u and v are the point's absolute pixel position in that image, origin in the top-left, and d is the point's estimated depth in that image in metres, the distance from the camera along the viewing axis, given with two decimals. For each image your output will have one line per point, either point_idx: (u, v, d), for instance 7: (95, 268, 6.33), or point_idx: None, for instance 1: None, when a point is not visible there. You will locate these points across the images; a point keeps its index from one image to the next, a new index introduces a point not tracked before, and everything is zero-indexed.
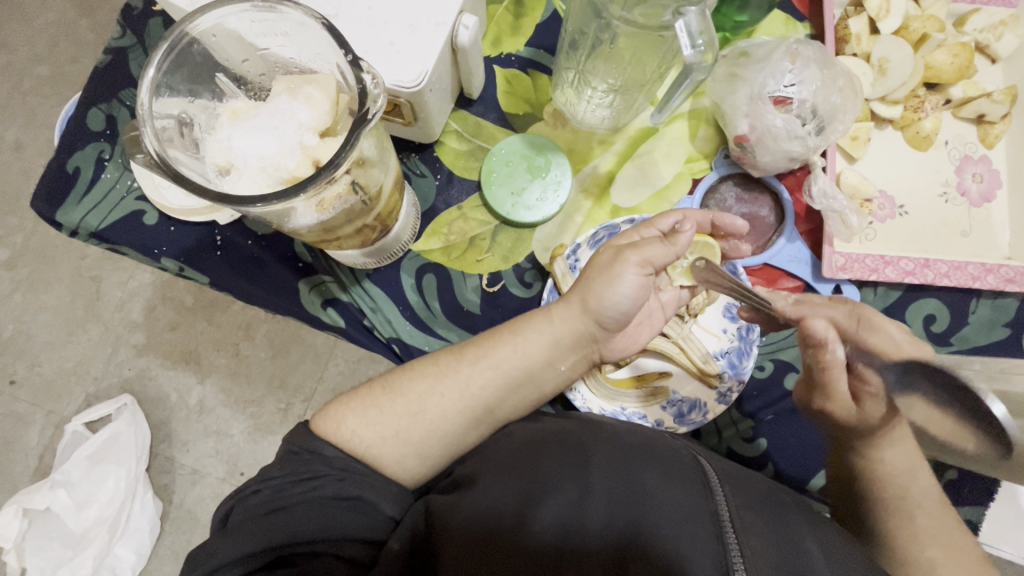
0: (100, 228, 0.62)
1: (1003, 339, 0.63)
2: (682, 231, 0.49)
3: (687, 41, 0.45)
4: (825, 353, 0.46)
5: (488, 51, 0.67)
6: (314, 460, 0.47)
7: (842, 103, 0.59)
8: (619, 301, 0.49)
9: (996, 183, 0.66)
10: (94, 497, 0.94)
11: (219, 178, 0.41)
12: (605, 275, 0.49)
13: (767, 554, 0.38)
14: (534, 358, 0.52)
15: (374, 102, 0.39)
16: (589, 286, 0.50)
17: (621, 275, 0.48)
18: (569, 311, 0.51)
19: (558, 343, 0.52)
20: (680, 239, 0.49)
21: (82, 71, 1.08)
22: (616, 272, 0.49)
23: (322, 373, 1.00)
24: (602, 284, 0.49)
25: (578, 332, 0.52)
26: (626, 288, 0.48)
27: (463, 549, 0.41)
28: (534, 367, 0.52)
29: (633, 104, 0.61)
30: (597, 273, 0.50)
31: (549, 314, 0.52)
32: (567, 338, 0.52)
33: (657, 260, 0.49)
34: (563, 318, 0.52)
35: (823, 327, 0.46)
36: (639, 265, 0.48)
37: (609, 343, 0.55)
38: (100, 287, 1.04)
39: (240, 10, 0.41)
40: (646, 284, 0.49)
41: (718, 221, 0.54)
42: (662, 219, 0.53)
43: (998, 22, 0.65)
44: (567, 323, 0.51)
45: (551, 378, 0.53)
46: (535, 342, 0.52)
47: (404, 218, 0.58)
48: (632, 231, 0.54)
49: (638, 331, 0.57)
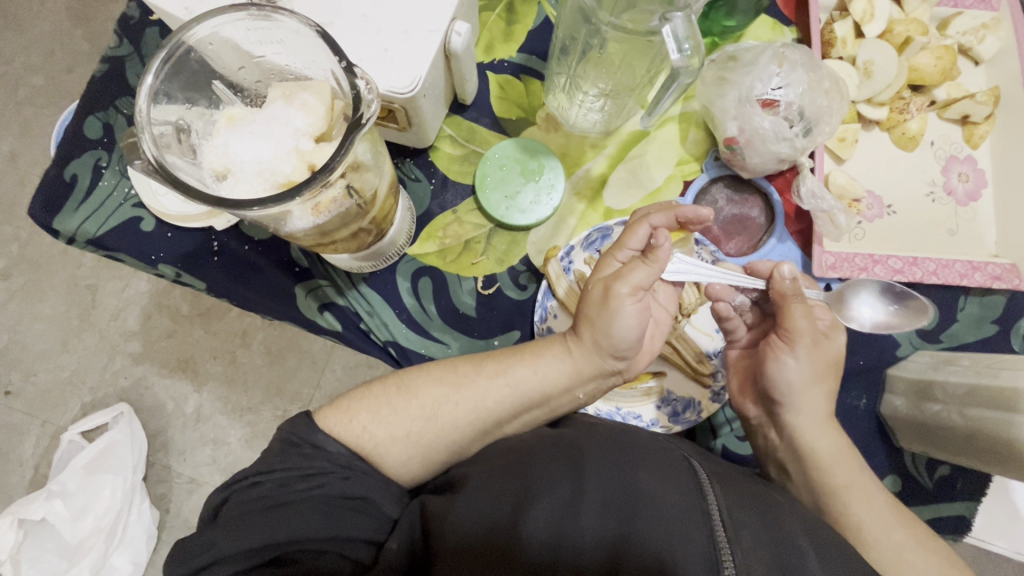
0: (98, 235, 0.62)
1: (993, 335, 0.64)
2: (660, 246, 0.48)
3: (674, 45, 0.46)
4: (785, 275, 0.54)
5: (481, 57, 0.68)
6: (317, 455, 0.47)
7: (828, 105, 0.60)
8: (626, 332, 0.49)
9: (982, 183, 0.67)
10: (90, 506, 0.94)
11: (217, 183, 0.42)
12: (604, 314, 0.49)
13: (758, 553, 0.39)
14: (553, 383, 0.52)
15: (369, 108, 0.40)
16: (594, 324, 0.51)
17: (621, 310, 0.49)
18: (587, 348, 0.52)
19: (579, 372, 0.52)
20: (660, 255, 0.49)
21: (77, 80, 1.09)
22: (614, 307, 0.49)
23: (320, 380, 1.00)
24: (605, 323, 0.49)
25: (598, 366, 0.52)
26: (628, 319, 0.49)
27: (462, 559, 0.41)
28: (553, 392, 0.52)
29: (624, 108, 0.62)
30: (595, 312, 0.50)
31: (567, 344, 0.53)
32: (588, 370, 0.52)
33: (646, 282, 0.49)
34: (582, 351, 0.52)
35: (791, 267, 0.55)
36: (632, 294, 0.49)
37: (633, 365, 0.55)
38: (96, 296, 1.04)
39: (236, 18, 0.42)
40: (643, 306, 0.50)
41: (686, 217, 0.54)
42: (632, 237, 0.51)
43: (979, 25, 0.66)
44: (587, 357, 0.52)
45: (568, 402, 0.54)
46: (556, 367, 0.52)
47: (399, 222, 0.59)
48: (608, 256, 0.53)
49: (653, 343, 0.55)
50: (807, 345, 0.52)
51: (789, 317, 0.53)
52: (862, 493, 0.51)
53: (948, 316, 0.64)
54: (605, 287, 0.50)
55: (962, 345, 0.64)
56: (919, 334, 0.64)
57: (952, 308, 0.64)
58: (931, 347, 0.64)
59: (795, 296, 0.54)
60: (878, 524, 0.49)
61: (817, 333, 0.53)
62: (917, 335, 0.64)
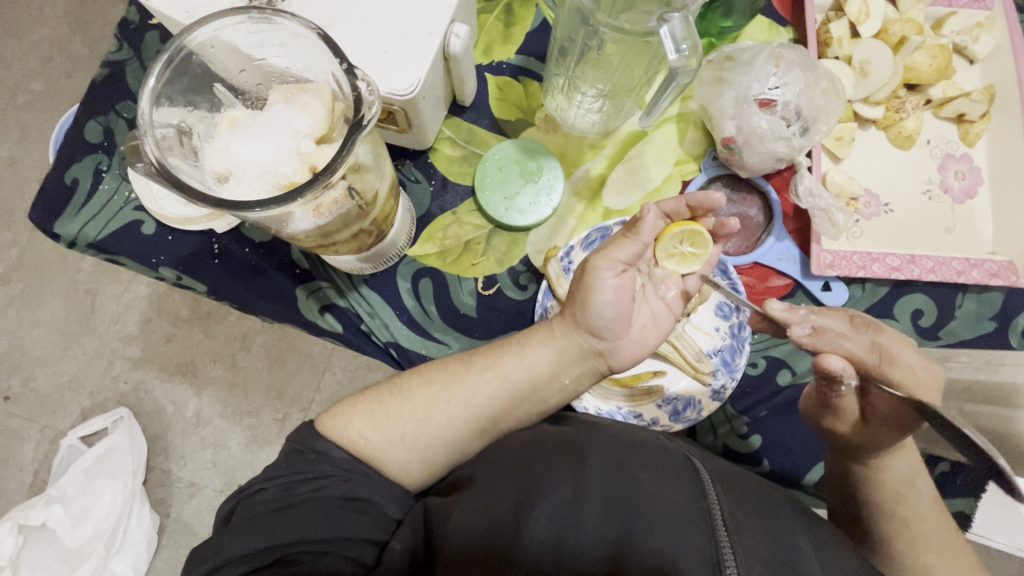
0: (98, 238, 0.63)
1: (991, 331, 0.64)
2: (644, 218, 0.48)
3: (672, 46, 0.46)
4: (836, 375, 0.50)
5: (480, 59, 0.68)
6: (320, 460, 0.47)
7: (825, 104, 0.60)
8: (602, 308, 0.49)
9: (978, 180, 0.67)
10: (90, 512, 0.93)
11: (218, 185, 0.42)
12: (582, 288, 0.50)
13: (757, 550, 0.40)
14: (541, 373, 0.52)
15: (370, 109, 0.40)
16: (575, 301, 0.51)
17: (599, 284, 0.49)
18: (568, 326, 0.52)
19: (562, 356, 0.52)
20: (643, 226, 0.49)
21: (76, 85, 1.09)
22: (593, 279, 0.49)
23: (320, 383, 1.00)
24: (582, 298, 0.50)
25: (580, 347, 0.52)
26: (605, 294, 0.49)
27: (465, 567, 0.40)
28: (544, 383, 0.52)
29: (622, 108, 0.63)
30: (576, 288, 0.51)
31: (552, 328, 0.53)
32: (571, 353, 0.52)
33: (628, 257, 0.49)
34: (564, 332, 0.52)
35: (840, 364, 0.49)
36: (610, 267, 0.49)
37: (618, 354, 0.53)
38: (95, 300, 1.04)
39: (237, 22, 0.42)
40: (624, 284, 0.50)
41: (693, 201, 0.53)
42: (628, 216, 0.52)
43: (974, 24, 0.67)
44: (568, 337, 0.52)
45: (557, 393, 0.53)
46: (543, 355, 0.52)
47: (399, 224, 0.59)
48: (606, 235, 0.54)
49: (645, 335, 0.54)
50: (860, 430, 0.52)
51: (845, 407, 0.53)
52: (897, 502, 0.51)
53: (947, 312, 0.64)
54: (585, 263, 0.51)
55: (961, 342, 0.64)
56: (918, 331, 0.64)
57: (950, 304, 0.64)
58: (931, 344, 0.64)
59: (847, 389, 0.52)
60: (913, 542, 0.50)
61: (884, 418, 0.50)
62: (916, 332, 0.64)
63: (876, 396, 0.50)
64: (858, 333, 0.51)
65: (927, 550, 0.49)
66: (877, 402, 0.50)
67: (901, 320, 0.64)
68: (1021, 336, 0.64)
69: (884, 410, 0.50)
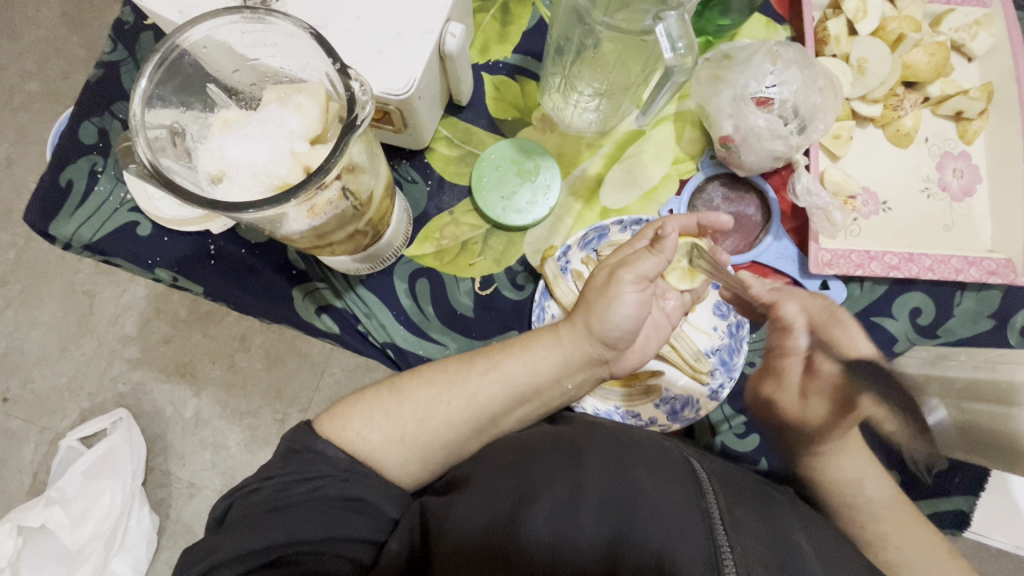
0: (94, 240, 0.62)
1: (989, 329, 0.64)
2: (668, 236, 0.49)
3: (668, 44, 0.45)
4: (789, 337, 0.57)
5: (477, 58, 0.68)
6: (317, 460, 0.47)
7: (822, 102, 0.60)
8: (618, 319, 0.49)
9: (976, 178, 0.67)
10: (89, 512, 0.93)
11: (213, 186, 0.42)
12: (604, 298, 0.49)
13: (756, 550, 0.40)
14: (540, 374, 0.52)
15: (363, 109, 0.40)
16: (590, 308, 0.51)
17: (619, 296, 0.49)
18: (576, 333, 0.51)
19: (558, 357, 0.52)
20: (666, 245, 0.49)
21: (73, 86, 1.09)
22: (615, 291, 0.49)
23: (319, 383, 1.00)
24: (601, 307, 0.49)
25: (586, 354, 0.52)
26: (626, 307, 0.49)
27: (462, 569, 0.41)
28: (543, 384, 0.52)
29: (620, 107, 0.63)
30: (594, 296, 0.51)
31: (557, 332, 0.52)
32: (576, 359, 0.52)
33: (651, 273, 0.49)
34: (571, 338, 0.52)
35: (795, 311, 0.56)
36: (634, 282, 0.49)
37: (620, 361, 0.54)
38: (94, 301, 1.04)
39: (229, 22, 0.42)
40: (645, 299, 0.50)
41: (704, 219, 0.53)
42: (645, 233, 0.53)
43: (972, 21, 0.67)
44: (575, 343, 0.52)
45: (558, 396, 0.54)
46: (542, 356, 0.52)
47: (396, 224, 0.59)
48: (626, 247, 0.54)
49: (647, 345, 0.55)
50: (797, 400, 0.58)
51: (785, 368, 0.59)
52: (852, 501, 0.53)
53: (945, 311, 0.64)
54: (611, 271, 0.50)
55: (959, 340, 0.64)
56: (916, 330, 0.64)
57: (949, 302, 0.64)
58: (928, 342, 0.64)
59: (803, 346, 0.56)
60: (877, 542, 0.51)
61: (822, 389, 0.55)
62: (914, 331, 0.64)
63: (820, 361, 0.55)
64: (815, 299, 0.56)
65: (888, 548, 0.51)
66: (820, 368, 0.55)
67: (899, 318, 0.64)
68: (1020, 334, 0.63)
69: (826, 377, 0.55)
